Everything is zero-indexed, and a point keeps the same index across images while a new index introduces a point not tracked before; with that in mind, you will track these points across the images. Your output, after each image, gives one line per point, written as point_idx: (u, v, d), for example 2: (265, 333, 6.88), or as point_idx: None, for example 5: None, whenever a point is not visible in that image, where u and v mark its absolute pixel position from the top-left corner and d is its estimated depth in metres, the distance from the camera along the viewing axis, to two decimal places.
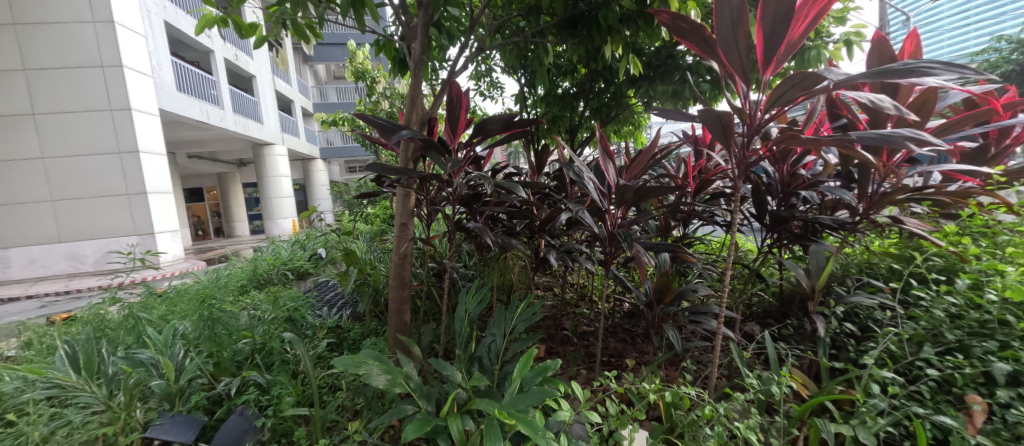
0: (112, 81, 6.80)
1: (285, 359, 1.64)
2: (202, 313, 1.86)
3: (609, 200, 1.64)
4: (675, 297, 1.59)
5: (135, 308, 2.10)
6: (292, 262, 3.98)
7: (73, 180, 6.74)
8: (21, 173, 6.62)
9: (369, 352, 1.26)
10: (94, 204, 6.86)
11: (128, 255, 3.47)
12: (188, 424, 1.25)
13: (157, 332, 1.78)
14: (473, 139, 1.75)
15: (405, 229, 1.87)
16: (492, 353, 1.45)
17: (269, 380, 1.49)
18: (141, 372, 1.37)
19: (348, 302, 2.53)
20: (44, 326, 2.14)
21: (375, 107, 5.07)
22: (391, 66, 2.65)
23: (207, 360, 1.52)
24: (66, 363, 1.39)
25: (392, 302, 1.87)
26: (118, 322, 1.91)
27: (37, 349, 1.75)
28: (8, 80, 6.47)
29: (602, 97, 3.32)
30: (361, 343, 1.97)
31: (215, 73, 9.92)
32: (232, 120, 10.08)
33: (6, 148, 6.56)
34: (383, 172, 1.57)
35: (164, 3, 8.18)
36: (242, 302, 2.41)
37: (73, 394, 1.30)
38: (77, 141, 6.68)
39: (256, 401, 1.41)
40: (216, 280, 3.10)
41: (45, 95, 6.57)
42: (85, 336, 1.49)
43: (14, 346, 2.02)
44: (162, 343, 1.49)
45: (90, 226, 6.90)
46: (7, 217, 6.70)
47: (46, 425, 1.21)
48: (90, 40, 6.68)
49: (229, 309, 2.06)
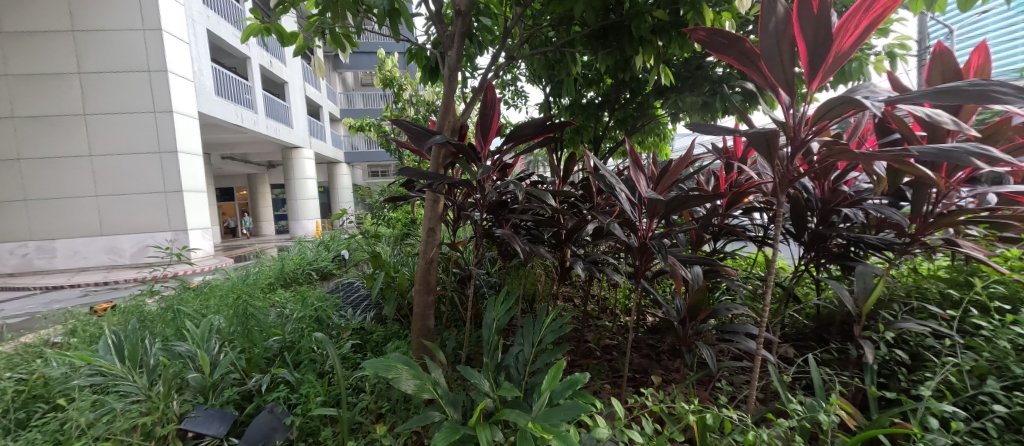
0: (157, 85, 7.22)
1: (313, 358, 1.66)
2: (235, 309, 1.91)
3: (641, 212, 1.60)
4: (708, 315, 1.54)
5: (173, 302, 2.17)
6: (316, 262, 4.06)
7: (117, 176, 7.14)
8: (68, 170, 7.02)
9: (398, 355, 1.25)
10: (133, 200, 7.24)
11: (166, 249, 3.59)
12: (220, 417, 1.27)
13: (194, 325, 1.83)
14: (503, 146, 1.75)
15: (433, 233, 1.87)
16: (520, 362, 1.41)
17: (297, 378, 1.50)
18: (179, 363, 1.40)
19: (371, 304, 2.55)
20: (88, 315, 2.25)
21: (401, 113, 5.18)
22: (421, 74, 2.70)
23: (240, 355, 1.55)
24: (111, 351, 1.45)
25: (417, 306, 1.87)
26: (156, 314, 1.99)
27: (83, 336, 1.85)
28: (63, 83, 6.93)
29: (627, 108, 3.30)
30: (384, 346, 1.98)
31: (251, 78, 10.39)
32: (264, 123, 10.51)
33: (56, 145, 6.97)
34: (416, 177, 1.59)
35: (208, 12, 8.68)
36: (272, 299, 2.47)
37: (116, 383, 1.35)
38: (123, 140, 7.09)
39: (286, 399, 1.42)
40: (246, 277, 3.20)
41: (97, 97, 7.02)
42: (129, 326, 1.54)
43: (60, 332, 2.13)
44: (200, 336, 1.53)
45: (128, 221, 7.28)
46: (53, 210, 7.10)
47: (91, 412, 1.25)
48: (140, 46, 7.13)
49: (259, 306, 2.12)
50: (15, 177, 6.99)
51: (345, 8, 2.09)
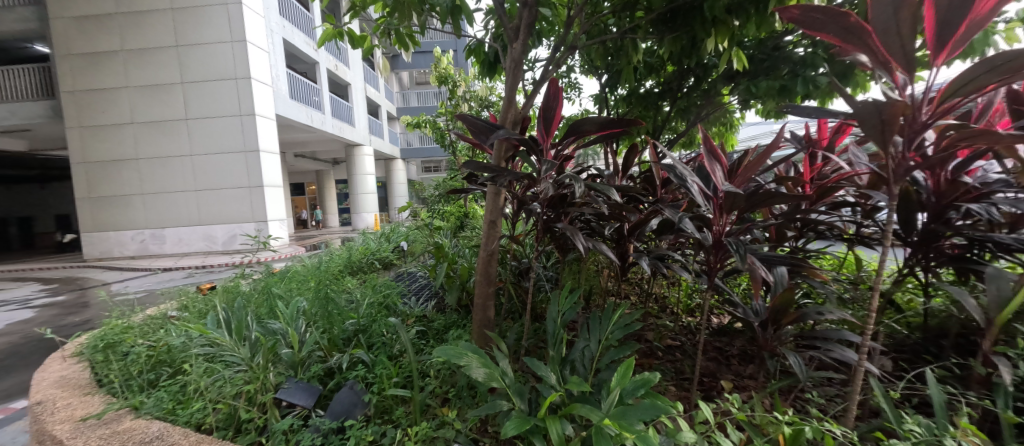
0: (243, 91, 8.12)
1: (384, 341, 1.76)
2: (315, 293, 2.07)
3: (715, 206, 1.47)
4: (795, 319, 1.40)
5: (263, 285, 2.42)
6: (379, 252, 4.31)
7: (212, 174, 8.19)
8: (175, 168, 8.21)
9: (467, 345, 1.29)
10: (224, 194, 8.26)
11: (254, 238, 4.01)
12: (308, 390, 1.39)
13: (282, 305, 2.03)
14: (565, 139, 1.72)
15: (493, 226, 1.90)
16: (586, 357, 1.40)
17: (372, 359, 1.60)
18: (274, 339, 1.56)
19: (432, 294, 2.66)
20: (195, 293, 2.58)
21: (456, 109, 5.30)
22: (480, 70, 2.72)
23: (324, 335, 1.68)
24: (220, 325, 1.65)
25: (478, 297, 1.91)
26: (250, 295, 2.23)
27: (195, 310, 2.13)
28: (171, 91, 8.09)
29: (691, 97, 3.05)
30: (445, 334, 2.05)
31: (319, 81, 11.25)
32: (331, 123, 11.37)
33: (166, 146, 8.17)
34: (479, 171, 1.61)
35: (283, 23, 9.56)
36: (344, 285, 2.67)
37: (224, 353, 1.53)
38: (217, 141, 8.13)
39: (363, 378, 1.53)
40: (320, 265, 3.49)
41: (196, 104, 8.10)
42: (233, 305, 1.73)
43: (175, 307, 2.46)
44: (289, 316, 1.69)
45: (220, 213, 8.32)
46: (163, 203, 8.31)
47: (206, 377, 1.44)
48: (229, 56, 8.07)
49: (334, 291, 2.29)
50: (135, 175, 8.28)
51: (412, 7, 2.17)
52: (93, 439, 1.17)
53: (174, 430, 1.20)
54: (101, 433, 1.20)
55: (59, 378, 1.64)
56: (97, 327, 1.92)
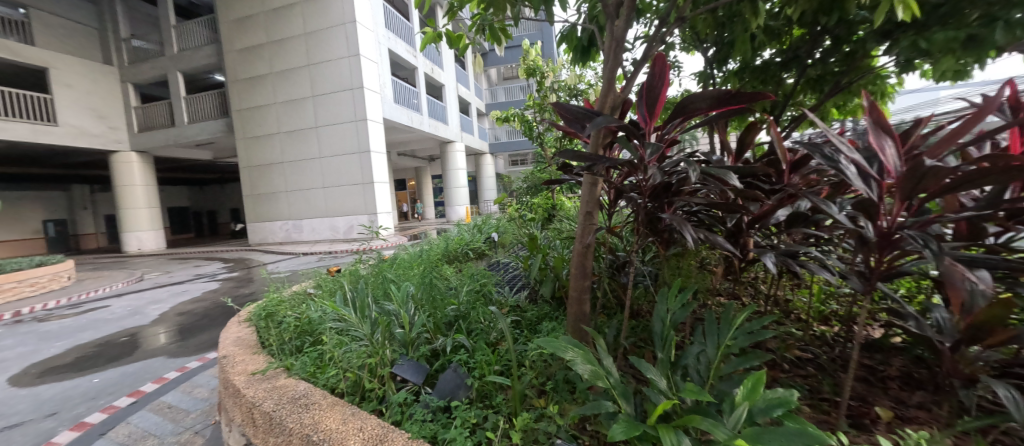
0: (357, 99, 9.62)
1: (483, 328, 1.82)
2: (421, 280, 2.24)
3: (883, 192, 1.13)
4: (1006, 340, 1.04)
5: (377, 270, 2.72)
6: (472, 242, 4.53)
7: (336, 172, 9.97)
8: (311, 168, 10.23)
9: (568, 339, 1.25)
10: (344, 190, 9.99)
11: (368, 227, 4.54)
12: (419, 369, 1.50)
13: (393, 289, 2.24)
14: (672, 121, 1.49)
15: (588, 218, 1.78)
16: (702, 364, 1.25)
17: (472, 346, 1.67)
18: (389, 318, 1.73)
19: (524, 284, 2.69)
20: (326, 274, 3.03)
21: (545, 100, 5.27)
22: (573, 56, 2.61)
23: (429, 319, 1.80)
24: (347, 304, 1.88)
25: (573, 291, 1.83)
26: (368, 278, 2.52)
27: (328, 288, 2.49)
28: (306, 104, 10.07)
29: (826, 66, 2.47)
30: (539, 326, 2.04)
31: (418, 85, 12.30)
32: (427, 123, 12.39)
33: (305, 150, 10.22)
34: (575, 161, 1.48)
35: (388, 34, 10.74)
36: (444, 272, 2.85)
37: (350, 328, 1.74)
38: (339, 144, 9.87)
39: (465, 363, 1.60)
40: (422, 253, 3.80)
41: (324, 113, 9.95)
42: (356, 287, 1.96)
43: (312, 285, 2.92)
44: (401, 299, 1.86)
45: (342, 205, 10.08)
46: (303, 197, 10.42)
47: (337, 348, 1.65)
48: (347, 70, 9.63)
49: (436, 278, 2.46)
50: (281, 175, 10.56)
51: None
52: (261, 390, 1.41)
53: (318, 390, 1.40)
54: (266, 387, 1.43)
55: (236, 337, 1.99)
56: (261, 299, 2.36)
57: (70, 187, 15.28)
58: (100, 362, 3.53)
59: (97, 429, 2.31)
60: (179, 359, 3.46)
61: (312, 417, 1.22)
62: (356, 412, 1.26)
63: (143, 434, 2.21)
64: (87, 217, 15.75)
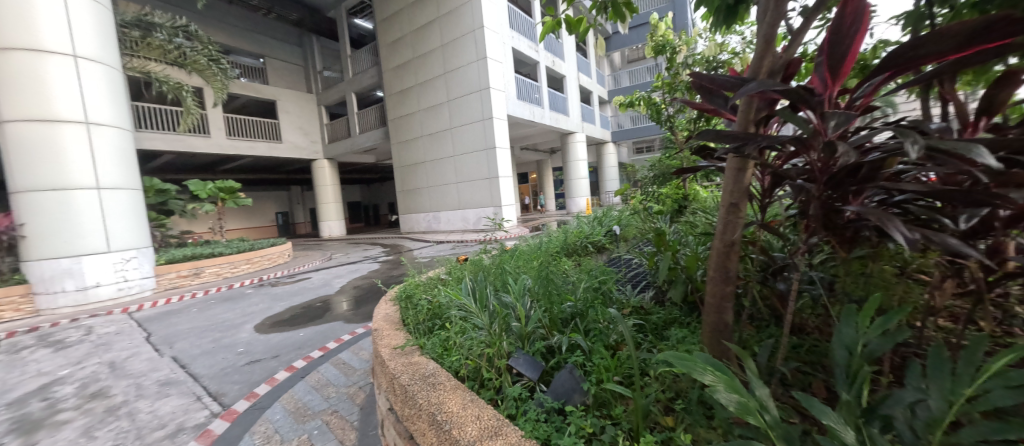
0: (484, 99, 10.49)
1: (601, 329, 1.70)
2: (538, 273, 2.23)
3: None
4: None
5: (498, 261, 2.84)
6: (592, 236, 4.34)
7: (467, 168, 11.24)
8: (447, 165, 11.72)
9: (704, 356, 1.06)
10: (474, 185, 11.18)
11: (492, 219, 4.79)
12: (534, 365, 1.47)
13: (512, 280, 2.29)
14: (871, 82, 0.97)
15: (735, 211, 1.37)
16: (917, 422, 0.84)
17: (590, 348, 1.56)
18: (506, 311, 1.75)
19: (649, 284, 2.44)
20: (456, 262, 3.33)
21: (677, 78, 4.64)
22: (712, 20, 2.17)
23: (545, 315, 1.76)
24: (469, 293, 2.00)
25: (710, 296, 1.51)
26: (490, 268, 2.65)
27: (456, 275, 2.71)
28: (442, 108, 11.50)
29: None
30: (667, 333, 1.80)
31: (540, 79, 12.56)
32: (548, 116, 12.60)
33: (442, 150, 11.74)
34: (716, 141, 1.15)
35: (512, 34, 11.32)
36: (562, 266, 2.79)
37: (472, 316, 1.83)
38: (469, 142, 11.03)
39: (581, 365, 1.51)
40: (541, 245, 3.82)
41: (457, 115, 11.18)
42: (478, 278, 2.06)
43: (444, 271, 3.24)
44: (518, 292, 1.86)
45: (473, 198, 11.31)
46: (441, 192, 12.06)
47: (460, 335, 1.76)
48: (475, 73, 10.54)
49: (554, 272, 2.42)
50: (423, 173, 12.45)
51: None
52: (400, 364, 1.61)
53: (443, 372, 1.51)
54: (403, 361, 1.63)
55: (385, 313, 2.32)
56: (403, 282, 2.71)
57: (291, 187, 20.79)
58: (304, 320, 4.69)
59: (299, 374, 3.06)
60: (350, 325, 4.34)
61: (438, 396, 1.33)
62: (474, 399, 1.32)
63: (326, 382, 2.83)
64: (300, 210, 21.20)
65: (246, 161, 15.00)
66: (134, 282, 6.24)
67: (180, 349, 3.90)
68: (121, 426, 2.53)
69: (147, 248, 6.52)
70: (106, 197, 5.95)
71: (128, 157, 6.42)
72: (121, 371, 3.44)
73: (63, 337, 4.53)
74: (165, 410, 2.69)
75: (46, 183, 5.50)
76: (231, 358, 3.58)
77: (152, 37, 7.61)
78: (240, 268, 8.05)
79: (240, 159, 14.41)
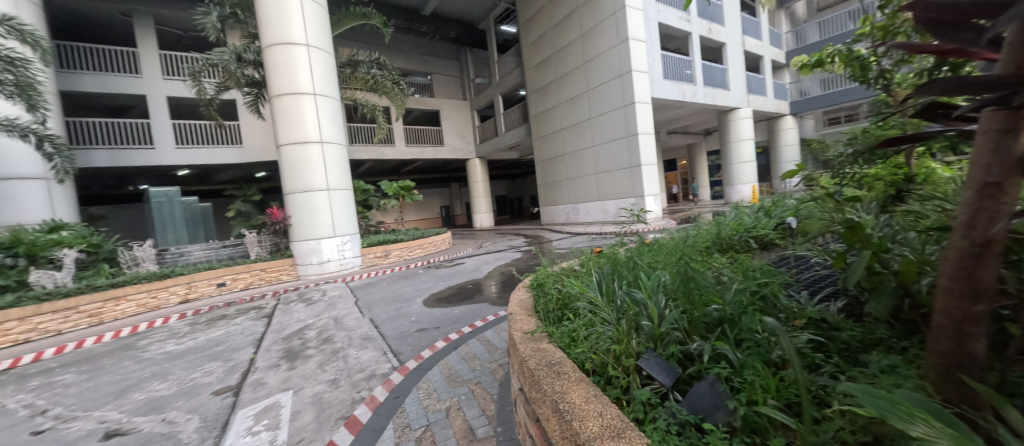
0: (626, 82, 9.97)
1: (758, 340, 1.39)
2: (678, 269, 1.97)
3: None
4: None
5: (633, 254, 2.67)
6: (756, 229, 3.56)
7: (606, 159, 11.05)
8: (585, 157, 11.75)
9: (913, 398, 0.84)
10: (613, 175, 10.92)
11: (630, 211, 4.50)
12: (667, 369, 1.31)
13: (647, 276, 2.10)
14: None
15: (999, 195, 0.79)
16: None
17: (741, 360, 1.31)
18: (636, 309, 1.62)
19: (840, 293, 1.86)
20: (589, 254, 3.28)
21: None
22: None
23: (683, 315, 1.54)
24: (598, 287, 1.92)
25: (932, 314, 0.98)
26: (623, 262, 2.51)
27: (588, 267, 2.66)
28: (580, 98, 11.55)
29: None
30: (863, 357, 1.34)
31: (692, 52, 11.23)
32: (702, 93, 11.24)
33: (580, 141, 11.87)
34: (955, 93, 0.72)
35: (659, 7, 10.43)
36: (711, 263, 2.41)
37: (601, 311, 1.76)
38: (608, 131, 10.78)
39: (728, 378, 1.27)
40: (686, 239, 3.39)
41: (596, 105, 11.06)
42: (608, 271, 1.95)
43: (577, 262, 3.24)
44: (650, 289, 1.69)
45: (612, 190, 11.12)
46: (579, 184, 12.30)
47: (587, 329, 1.71)
48: (616, 57, 10.12)
49: (699, 269, 2.10)
50: (562, 165, 12.89)
51: None
52: (529, 349, 1.70)
53: (569, 363, 1.52)
54: (533, 347, 1.71)
55: (520, 299, 2.47)
56: (536, 271, 2.84)
57: (451, 184, 24.30)
58: (458, 299, 5.45)
59: (453, 345, 3.59)
60: (494, 308, 4.83)
61: (562, 386, 1.35)
62: (598, 395, 1.28)
63: (473, 355, 3.23)
64: (459, 204, 24.58)
65: (419, 164, 18.28)
66: (347, 259, 8.38)
67: (375, 313, 5.10)
68: (340, 365, 3.49)
69: (355, 234, 8.61)
70: (331, 196, 8.18)
71: (344, 166, 8.54)
72: (341, 325, 4.73)
73: (311, 296, 6.50)
74: (364, 358, 3.57)
75: (300, 187, 7.93)
76: (406, 324, 4.47)
77: (359, 70, 10.01)
78: (414, 253, 9.87)
79: (415, 162, 17.65)
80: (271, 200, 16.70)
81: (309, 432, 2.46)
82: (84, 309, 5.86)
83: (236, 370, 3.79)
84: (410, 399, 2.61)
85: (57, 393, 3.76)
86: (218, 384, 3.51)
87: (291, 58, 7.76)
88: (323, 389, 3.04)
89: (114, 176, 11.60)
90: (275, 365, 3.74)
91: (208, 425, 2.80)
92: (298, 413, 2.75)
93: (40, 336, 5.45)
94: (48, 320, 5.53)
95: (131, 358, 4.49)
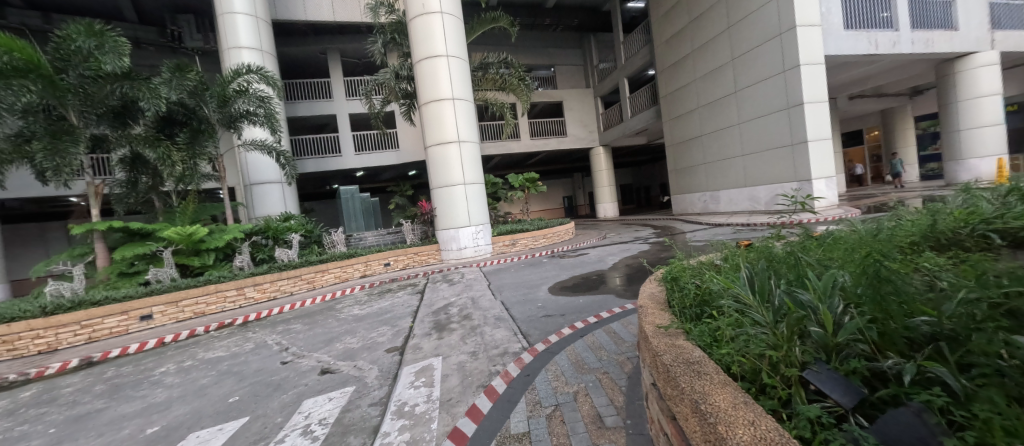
0: (787, 45, 9.61)
1: (1006, 371, 0.99)
2: (865, 267, 1.53)
3: None
4: None
5: (795, 249, 2.23)
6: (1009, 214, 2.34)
7: (760, 134, 10.80)
8: (732, 133, 11.75)
9: None
10: (771, 154, 10.58)
11: (791, 198, 3.73)
12: (848, 389, 1.08)
13: (816, 276, 1.70)
14: None
15: None
16: None
17: (968, 391, 0.98)
18: (800, 311, 1.30)
19: None
20: (733, 248, 2.90)
21: None
22: None
23: (871, 325, 1.20)
24: (746, 283, 1.62)
25: None
26: (782, 257, 2.11)
27: (733, 262, 2.32)
28: (725, 70, 11.58)
29: None
30: None
31: None
32: (909, 39, 10.06)
33: (726, 117, 11.82)
34: None
35: None
36: (918, 263, 1.84)
37: (750, 311, 1.50)
38: (762, 103, 10.54)
39: (943, 409, 1.00)
40: (876, 233, 2.67)
41: (742, 77, 11.01)
42: (762, 265, 1.63)
43: (718, 256, 2.90)
44: (821, 289, 1.35)
45: (769, 171, 10.76)
46: (727, 164, 12.22)
47: (734, 329, 1.50)
48: (774, 19, 9.81)
49: (900, 269, 1.60)
50: (700, 148, 13.15)
51: None
52: (663, 343, 1.64)
53: (711, 363, 1.41)
54: (667, 342, 1.64)
55: (650, 292, 2.35)
56: (668, 264, 2.64)
57: (573, 174, 24.35)
58: (583, 289, 5.52)
59: (579, 333, 3.66)
60: (620, 300, 4.71)
61: (703, 386, 1.26)
62: (748, 403, 1.16)
63: (599, 345, 3.24)
64: (581, 194, 24.42)
65: (542, 155, 18.85)
66: (480, 246, 9.31)
67: (505, 297, 5.56)
68: (478, 340, 3.96)
69: (486, 224, 9.46)
70: (467, 190, 9.18)
71: (477, 162, 9.41)
72: (477, 304, 5.33)
73: (453, 277, 7.51)
74: (498, 336, 3.96)
75: (442, 182, 9.13)
76: (533, 309, 4.75)
77: (489, 71, 10.79)
78: (539, 242, 10.32)
79: (538, 154, 18.28)
80: (421, 194, 19.79)
81: (456, 393, 2.89)
82: (305, 277, 7.95)
83: (401, 334, 4.68)
84: (539, 379, 2.79)
85: (296, 335, 5.32)
86: (388, 343, 4.42)
87: (434, 69, 8.93)
88: (465, 359, 3.51)
89: (322, 178, 15.48)
90: (428, 333, 4.47)
91: (384, 374, 3.57)
92: (447, 376, 3.25)
93: (282, 294, 7.68)
94: (287, 283, 7.74)
95: (333, 316, 6.00)
